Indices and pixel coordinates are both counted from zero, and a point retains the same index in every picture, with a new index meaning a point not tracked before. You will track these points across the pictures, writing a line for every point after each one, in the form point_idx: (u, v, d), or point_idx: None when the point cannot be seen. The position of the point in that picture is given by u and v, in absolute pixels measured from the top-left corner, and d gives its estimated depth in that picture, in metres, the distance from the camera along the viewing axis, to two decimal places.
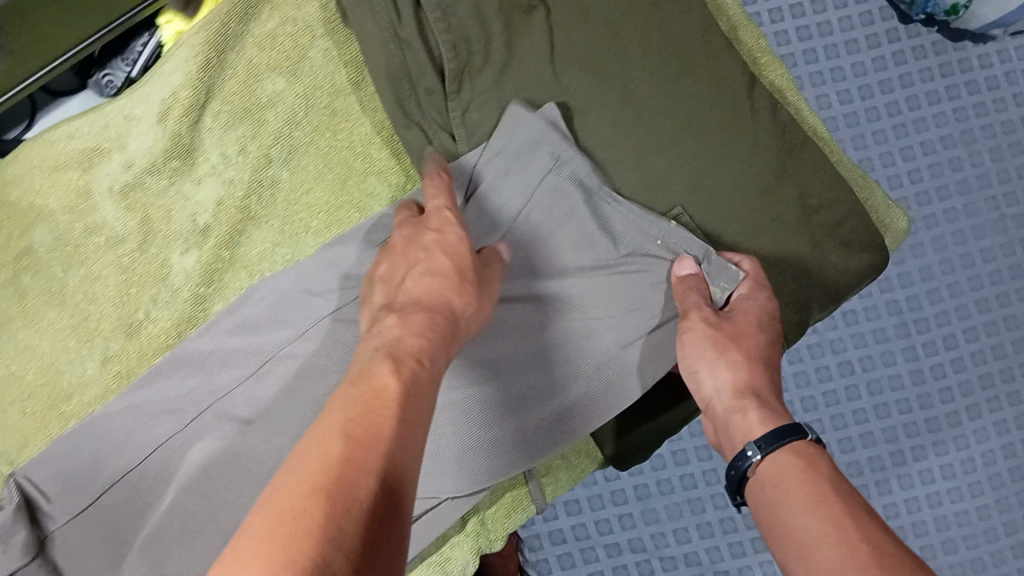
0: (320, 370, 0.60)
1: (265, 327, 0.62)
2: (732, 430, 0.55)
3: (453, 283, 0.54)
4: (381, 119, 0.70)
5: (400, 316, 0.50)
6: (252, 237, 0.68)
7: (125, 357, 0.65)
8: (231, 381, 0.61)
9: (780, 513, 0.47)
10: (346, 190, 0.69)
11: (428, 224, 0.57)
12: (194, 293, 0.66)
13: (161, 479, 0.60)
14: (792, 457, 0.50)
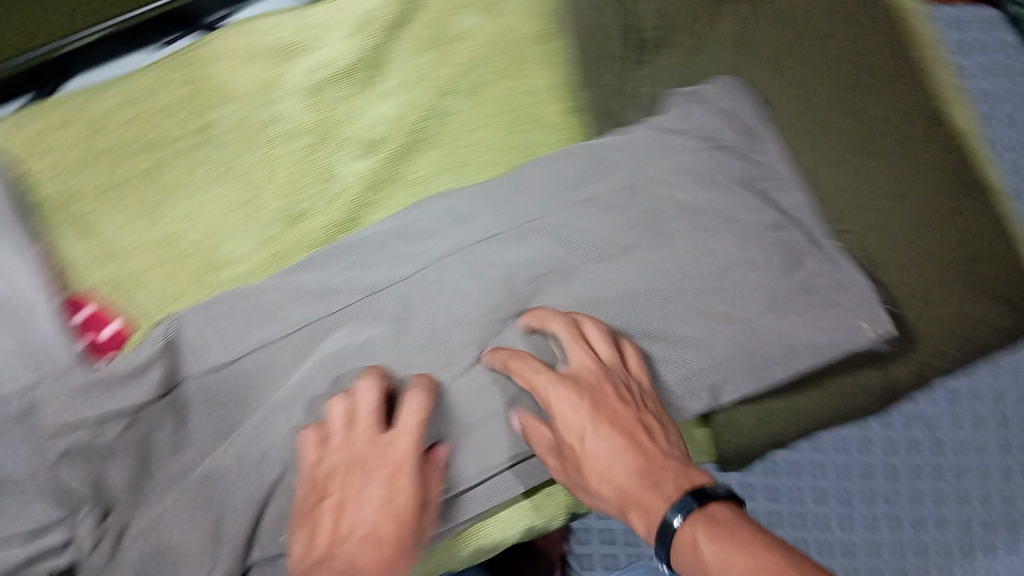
0: (463, 287, 0.65)
1: (418, 237, 0.67)
2: (589, 484, 0.56)
3: (646, 466, 0.54)
4: (560, 79, 0.75)
5: (612, 470, 0.55)
6: (421, 158, 0.71)
7: (277, 245, 0.69)
8: (379, 281, 0.66)
9: (715, 574, 0.47)
10: (515, 135, 0.74)
11: (575, 382, 0.58)
12: (354, 199, 0.69)
13: (299, 356, 0.64)
14: (707, 523, 0.49)
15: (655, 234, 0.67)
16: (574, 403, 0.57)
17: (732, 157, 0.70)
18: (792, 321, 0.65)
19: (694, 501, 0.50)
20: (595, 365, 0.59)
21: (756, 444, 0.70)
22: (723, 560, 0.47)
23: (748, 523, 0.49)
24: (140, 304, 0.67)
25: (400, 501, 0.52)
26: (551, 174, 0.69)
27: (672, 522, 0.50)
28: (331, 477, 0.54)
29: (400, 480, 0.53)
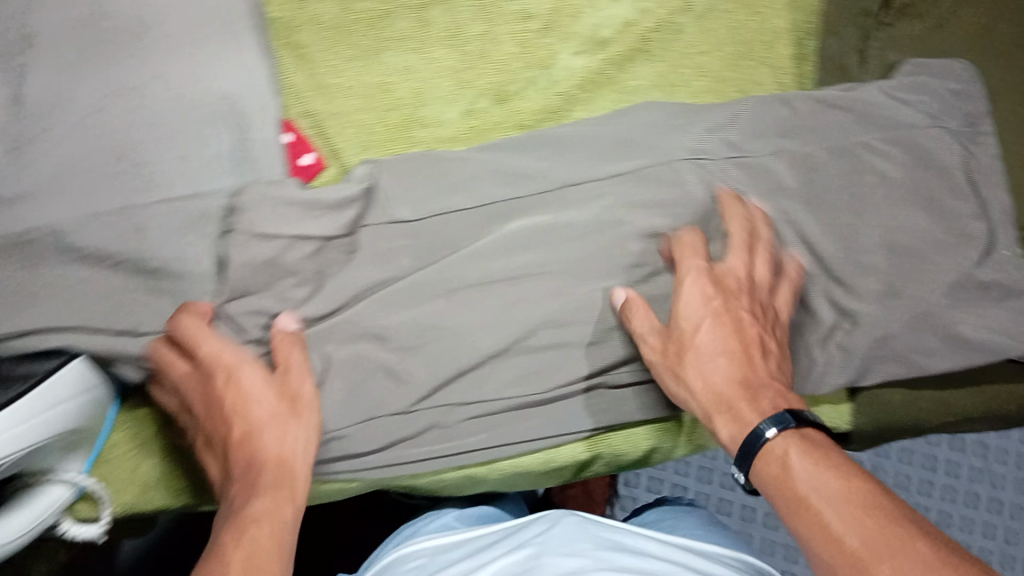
0: (650, 208, 0.66)
1: (618, 150, 0.67)
2: (705, 375, 0.59)
3: (746, 384, 0.58)
4: (800, 20, 0.72)
5: (720, 374, 0.59)
6: (639, 69, 0.70)
7: (486, 116, 0.70)
8: (570, 178, 0.67)
9: (799, 492, 0.51)
10: (735, 67, 0.70)
11: (720, 283, 0.62)
12: (568, 91, 0.69)
13: (474, 230, 0.66)
14: (799, 448, 0.53)
15: (841, 198, 0.67)
16: (708, 297, 0.61)
17: (950, 142, 0.68)
18: (987, 312, 0.66)
19: (791, 420, 0.54)
20: (760, 297, 0.62)
21: (901, 422, 0.69)
22: (816, 477, 0.51)
23: (835, 449, 0.53)
24: (338, 141, 0.69)
25: (247, 414, 0.59)
26: (766, 115, 0.69)
27: (767, 434, 0.54)
28: (208, 406, 0.61)
29: (257, 411, 0.60)
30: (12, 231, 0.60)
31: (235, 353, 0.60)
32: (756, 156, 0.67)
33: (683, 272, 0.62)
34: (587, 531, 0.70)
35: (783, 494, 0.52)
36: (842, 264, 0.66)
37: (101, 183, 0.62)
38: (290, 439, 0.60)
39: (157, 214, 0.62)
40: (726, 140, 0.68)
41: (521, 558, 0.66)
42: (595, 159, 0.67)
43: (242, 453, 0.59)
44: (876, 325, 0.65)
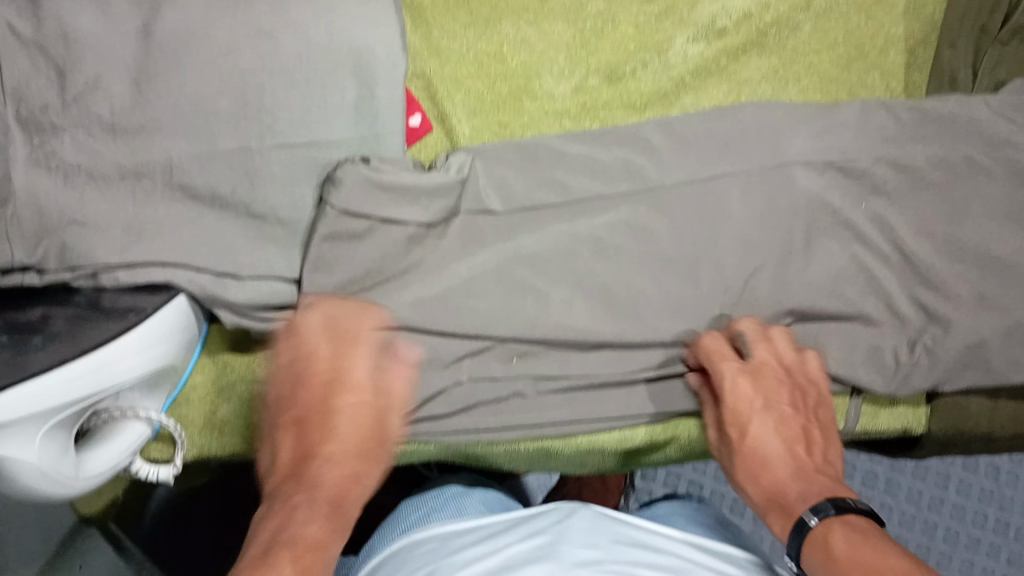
0: (748, 198, 0.67)
1: (723, 143, 0.68)
2: (757, 473, 0.61)
3: (802, 477, 0.59)
4: (915, 30, 0.74)
5: (767, 468, 0.60)
6: (750, 62, 0.72)
7: (596, 94, 0.70)
8: (671, 169, 0.68)
9: (843, 559, 0.50)
10: (848, 70, 0.72)
11: (757, 374, 0.63)
12: (681, 76, 0.71)
13: (576, 208, 0.67)
14: (850, 534, 0.52)
15: (937, 210, 0.68)
16: (749, 398, 0.62)
17: None
18: None
19: (832, 512, 0.54)
20: (778, 362, 0.63)
21: (972, 433, 0.70)
22: (859, 552, 0.50)
23: (879, 531, 0.53)
24: (448, 106, 0.69)
25: (330, 428, 0.59)
26: (872, 119, 0.69)
27: (808, 522, 0.54)
28: (282, 389, 0.61)
29: (342, 421, 0.59)
30: (130, 161, 0.61)
31: (363, 367, 0.60)
32: (857, 162, 0.68)
33: (716, 364, 0.63)
34: (600, 529, 0.62)
35: (825, 570, 0.51)
36: (931, 272, 0.67)
37: (220, 123, 0.62)
38: (360, 465, 0.59)
39: (273, 157, 0.63)
40: (830, 141, 0.69)
41: (534, 545, 0.59)
42: (698, 152, 0.69)
43: (322, 457, 0.58)
44: (964, 335, 0.66)
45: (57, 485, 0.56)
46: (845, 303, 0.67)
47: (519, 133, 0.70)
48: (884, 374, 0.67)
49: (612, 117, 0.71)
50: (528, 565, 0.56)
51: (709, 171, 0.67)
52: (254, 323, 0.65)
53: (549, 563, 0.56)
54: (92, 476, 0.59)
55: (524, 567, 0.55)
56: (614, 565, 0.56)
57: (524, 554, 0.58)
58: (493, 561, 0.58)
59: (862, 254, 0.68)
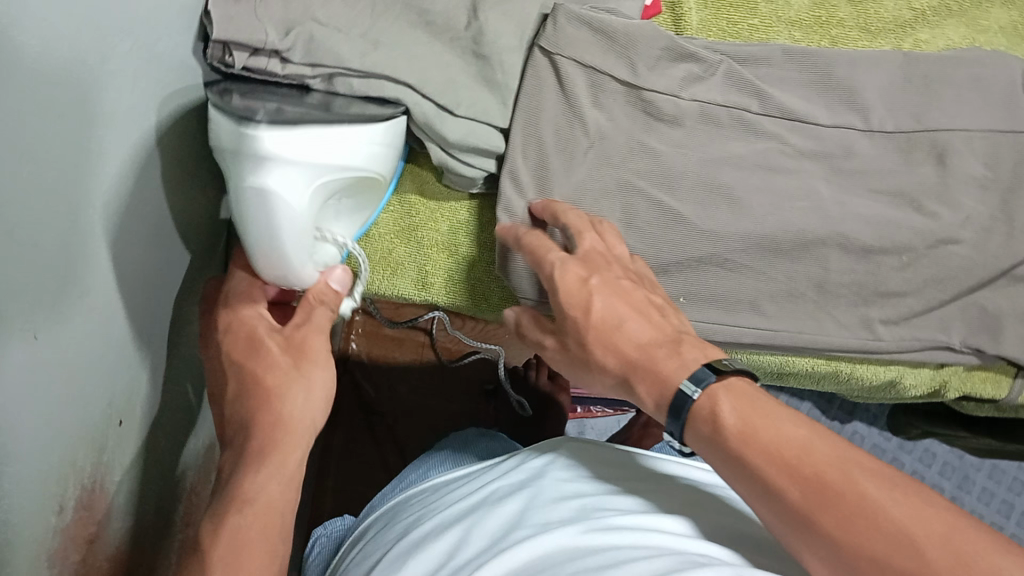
0: (964, 144, 0.65)
1: (950, 89, 0.66)
2: (609, 343, 0.53)
3: (669, 347, 0.51)
4: None
5: (621, 326, 0.53)
6: (993, 10, 0.69)
7: (833, 10, 0.68)
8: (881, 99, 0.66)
9: (738, 437, 0.44)
10: None
11: (587, 261, 0.57)
12: (923, 9, 0.68)
13: (781, 121, 0.66)
14: (772, 414, 0.45)
15: None
16: (582, 278, 0.55)
17: None
18: None
19: (709, 376, 0.47)
20: (605, 249, 0.59)
21: None
22: (750, 423, 0.44)
23: (756, 388, 0.47)
24: None
25: (269, 378, 0.51)
26: None
27: (688, 396, 0.47)
28: (229, 340, 0.54)
29: (272, 349, 0.52)
30: None
31: (310, 333, 0.54)
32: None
33: (546, 256, 0.57)
34: (588, 463, 0.60)
35: (717, 449, 0.45)
36: None
37: None
38: (283, 376, 0.51)
39: None
40: None
41: (517, 479, 0.58)
42: (914, 93, 0.66)
43: (230, 431, 0.51)
44: None
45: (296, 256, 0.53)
46: None
47: (746, 33, 0.69)
48: None
49: (843, 37, 0.69)
50: (498, 504, 0.54)
51: (935, 123, 0.65)
52: (459, 165, 0.64)
53: (522, 499, 0.54)
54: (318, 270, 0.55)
55: (496, 505, 0.54)
56: (592, 496, 0.54)
57: (503, 489, 0.56)
58: (474, 499, 0.57)
59: None
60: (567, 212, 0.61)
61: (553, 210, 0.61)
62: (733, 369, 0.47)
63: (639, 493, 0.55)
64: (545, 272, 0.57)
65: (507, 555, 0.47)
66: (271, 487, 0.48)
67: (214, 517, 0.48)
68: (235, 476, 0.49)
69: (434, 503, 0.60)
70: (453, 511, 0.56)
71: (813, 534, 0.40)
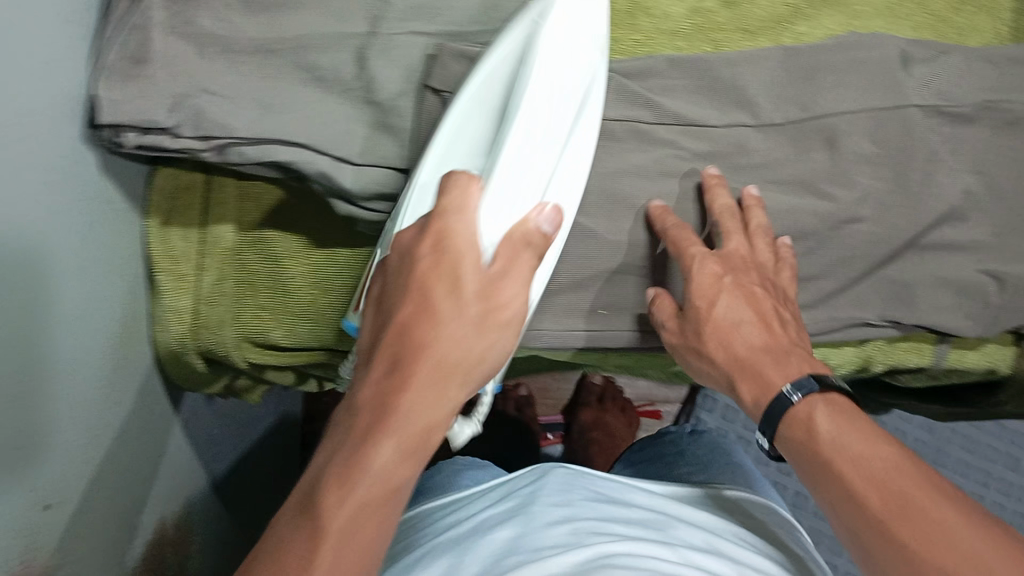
0: (851, 127, 0.67)
1: (833, 74, 0.67)
2: (722, 339, 0.66)
3: (777, 354, 0.63)
4: None
5: (738, 322, 0.65)
6: None
7: (713, 17, 0.71)
8: (767, 92, 0.68)
9: (828, 446, 0.57)
10: (961, 11, 0.72)
11: (726, 261, 0.66)
12: (798, 3, 0.71)
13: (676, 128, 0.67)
14: (864, 426, 0.58)
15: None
16: (717, 274, 0.66)
17: None
18: None
19: (813, 386, 0.60)
20: (749, 252, 0.66)
21: None
22: (842, 436, 0.57)
23: (853, 407, 0.59)
24: None
25: (444, 385, 0.52)
26: (985, 62, 0.68)
27: (790, 397, 0.60)
28: (399, 335, 0.53)
29: (466, 288, 0.54)
30: (266, 38, 0.63)
31: (502, 334, 0.56)
32: (962, 106, 0.67)
33: (687, 247, 0.65)
34: (573, 486, 0.68)
35: (808, 449, 0.59)
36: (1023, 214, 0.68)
37: (353, 7, 0.64)
38: (438, 390, 0.52)
39: (397, 41, 0.64)
40: (936, 79, 0.67)
41: (504, 508, 0.63)
42: (800, 82, 0.68)
43: (365, 388, 0.53)
44: None
45: (510, 190, 0.60)
46: (946, 236, 0.68)
47: (631, 49, 0.71)
48: (977, 313, 0.68)
49: (727, 41, 0.71)
50: (496, 528, 0.59)
51: (821, 109, 0.67)
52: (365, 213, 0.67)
53: (512, 526, 0.59)
54: (512, 213, 0.59)
55: (493, 528, 0.59)
56: (580, 520, 0.60)
57: (493, 519, 0.62)
58: (466, 527, 0.62)
59: (971, 189, 0.68)
60: (717, 196, 0.66)
61: (666, 213, 0.66)
62: (834, 387, 0.59)
63: (620, 521, 0.61)
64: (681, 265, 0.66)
65: (533, 563, 0.51)
66: (388, 452, 0.49)
67: (350, 460, 0.49)
68: (399, 406, 0.51)
69: (435, 533, 0.64)
70: (444, 539, 0.61)
71: (882, 534, 0.52)
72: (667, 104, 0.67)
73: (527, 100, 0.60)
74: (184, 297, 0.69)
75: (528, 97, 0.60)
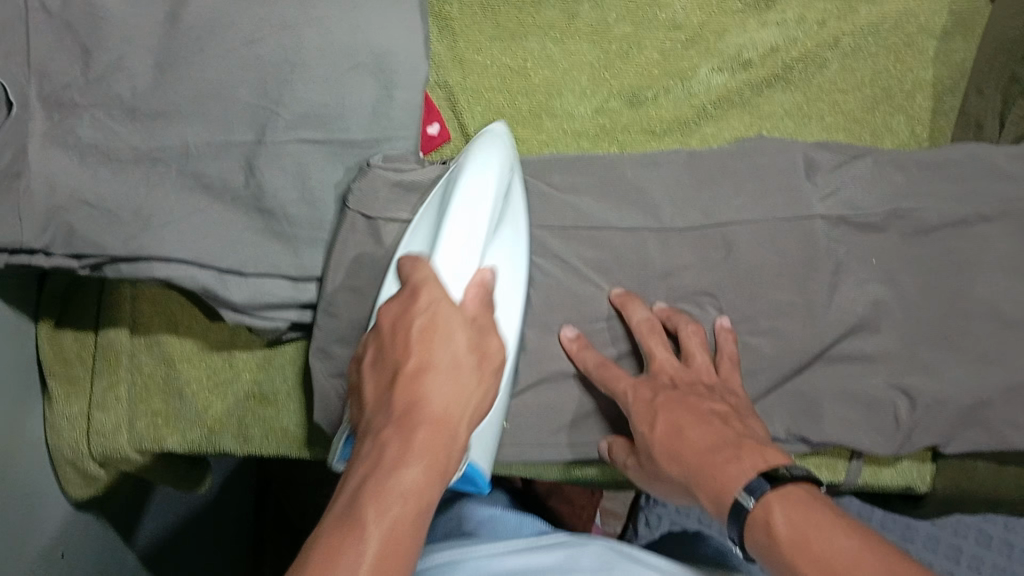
0: (756, 235, 0.65)
1: (734, 183, 0.67)
2: (674, 453, 0.56)
3: (727, 447, 0.53)
4: (943, 76, 0.73)
5: (682, 430, 0.56)
6: (776, 94, 0.71)
7: (616, 117, 0.70)
8: (669, 199, 0.66)
9: (791, 551, 0.46)
10: (874, 113, 0.72)
11: (654, 380, 0.60)
12: (704, 105, 0.70)
13: (578, 234, 0.66)
14: (829, 518, 0.46)
15: (952, 254, 0.66)
16: (650, 396, 0.59)
17: None
18: None
19: (766, 486, 0.49)
20: (678, 367, 0.61)
21: (977, 495, 0.69)
22: (804, 535, 0.46)
23: (813, 494, 0.48)
24: (465, 116, 0.70)
25: (453, 391, 0.46)
26: (890, 168, 0.67)
27: (745, 505, 0.49)
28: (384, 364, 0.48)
29: (456, 339, 0.47)
30: (147, 146, 0.61)
31: (495, 354, 0.49)
32: (868, 217, 0.66)
33: (614, 387, 0.61)
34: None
35: (772, 559, 0.47)
36: (931, 324, 0.66)
37: (236, 116, 0.62)
38: (454, 376, 0.46)
39: (283, 150, 0.62)
40: (838, 189, 0.66)
41: None
42: (702, 190, 0.67)
43: (364, 458, 0.44)
44: (968, 391, 0.65)
45: (464, 257, 0.54)
46: (853, 347, 0.66)
47: (536, 148, 0.70)
48: (887, 430, 0.67)
49: (631, 141, 0.70)
50: None
51: (724, 217, 0.66)
52: (260, 321, 0.65)
53: None
54: (471, 267, 0.53)
55: None
56: None
57: None
58: None
59: (881, 298, 0.66)
60: (631, 318, 0.63)
61: (577, 354, 0.64)
62: (787, 477, 0.49)
63: None
64: (620, 399, 0.61)
65: None
66: (416, 472, 0.43)
67: (348, 513, 0.42)
68: (401, 467, 0.43)
69: None
70: None
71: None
72: (565, 209, 0.66)
73: (473, 195, 0.55)
74: (77, 402, 0.69)
75: (474, 187, 0.55)
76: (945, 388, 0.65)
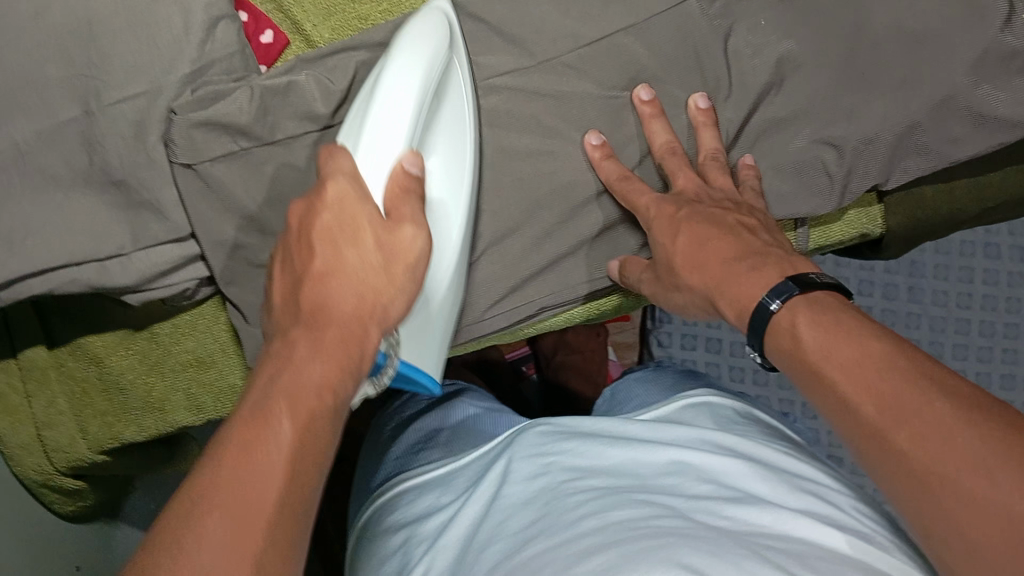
0: (629, 35, 0.62)
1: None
2: (701, 266, 0.55)
3: (778, 269, 0.50)
4: None
5: (712, 243, 0.55)
6: None
7: None
8: (536, 27, 0.63)
9: (813, 355, 0.45)
10: None
11: (677, 197, 0.60)
12: None
13: None
14: (860, 321, 0.45)
15: None
16: (673, 210, 0.59)
17: None
18: (1012, 88, 0.61)
19: (794, 288, 0.48)
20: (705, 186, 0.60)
21: (930, 218, 0.68)
22: (824, 342, 0.45)
23: (845, 305, 0.47)
24: (299, 9, 0.66)
25: (343, 247, 0.45)
26: None
27: (770, 307, 0.48)
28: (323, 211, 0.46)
29: (367, 240, 0.46)
30: None
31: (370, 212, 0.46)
32: None
33: (637, 203, 0.61)
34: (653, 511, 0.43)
35: (796, 363, 0.46)
36: (838, 67, 0.62)
37: (56, 93, 0.57)
38: (347, 237, 0.45)
39: (115, 113, 0.58)
40: None
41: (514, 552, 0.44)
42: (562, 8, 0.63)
43: (275, 351, 0.43)
44: (890, 124, 0.62)
45: (390, 141, 0.51)
46: (766, 117, 0.64)
47: (379, 18, 0.66)
48: (821, 189, 0.64)
49: None
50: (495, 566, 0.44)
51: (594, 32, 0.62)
52: (162, 290, 0.62)
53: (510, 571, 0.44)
54: (400, 152, 0.51)
55: None
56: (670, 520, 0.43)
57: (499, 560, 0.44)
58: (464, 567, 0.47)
59: (776, 58, 0.62)
60: (653, 129, 0.62)
61: (598, 165, 0.62)
62: (818, 283, 0.48)
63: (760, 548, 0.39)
64: (642, 216, 0.61)
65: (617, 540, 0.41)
66: (349, 295, 0.44)
67: (260, 402, 0.40)
68: (369, 264, 0.45)
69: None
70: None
71: (875, 445, 0.40)
72: None
73: (398, 90, 0.52)
74: (23, 429, 0.68)
75: (402, 84, 0.52)
76: (869, 128, 0.62)
